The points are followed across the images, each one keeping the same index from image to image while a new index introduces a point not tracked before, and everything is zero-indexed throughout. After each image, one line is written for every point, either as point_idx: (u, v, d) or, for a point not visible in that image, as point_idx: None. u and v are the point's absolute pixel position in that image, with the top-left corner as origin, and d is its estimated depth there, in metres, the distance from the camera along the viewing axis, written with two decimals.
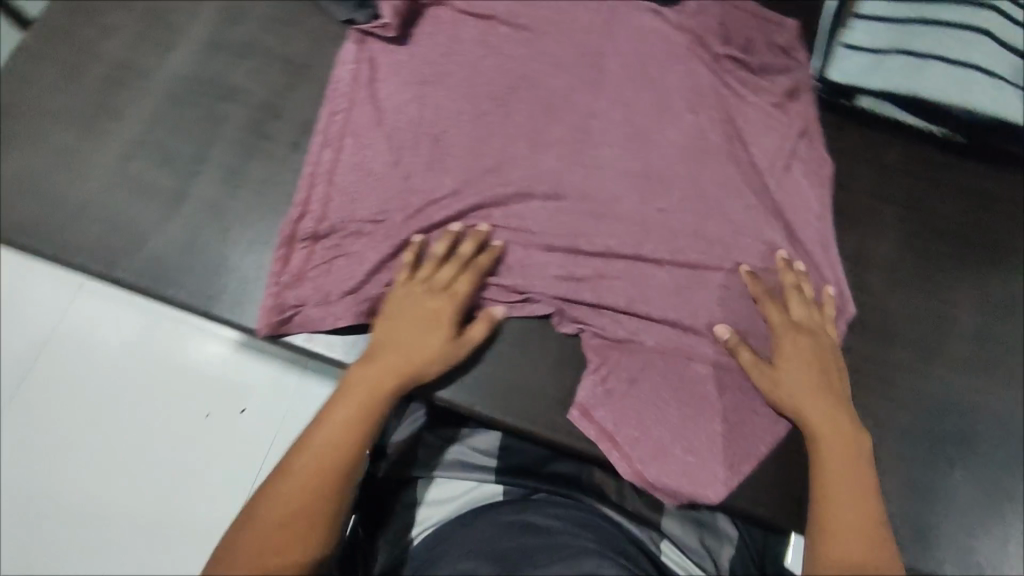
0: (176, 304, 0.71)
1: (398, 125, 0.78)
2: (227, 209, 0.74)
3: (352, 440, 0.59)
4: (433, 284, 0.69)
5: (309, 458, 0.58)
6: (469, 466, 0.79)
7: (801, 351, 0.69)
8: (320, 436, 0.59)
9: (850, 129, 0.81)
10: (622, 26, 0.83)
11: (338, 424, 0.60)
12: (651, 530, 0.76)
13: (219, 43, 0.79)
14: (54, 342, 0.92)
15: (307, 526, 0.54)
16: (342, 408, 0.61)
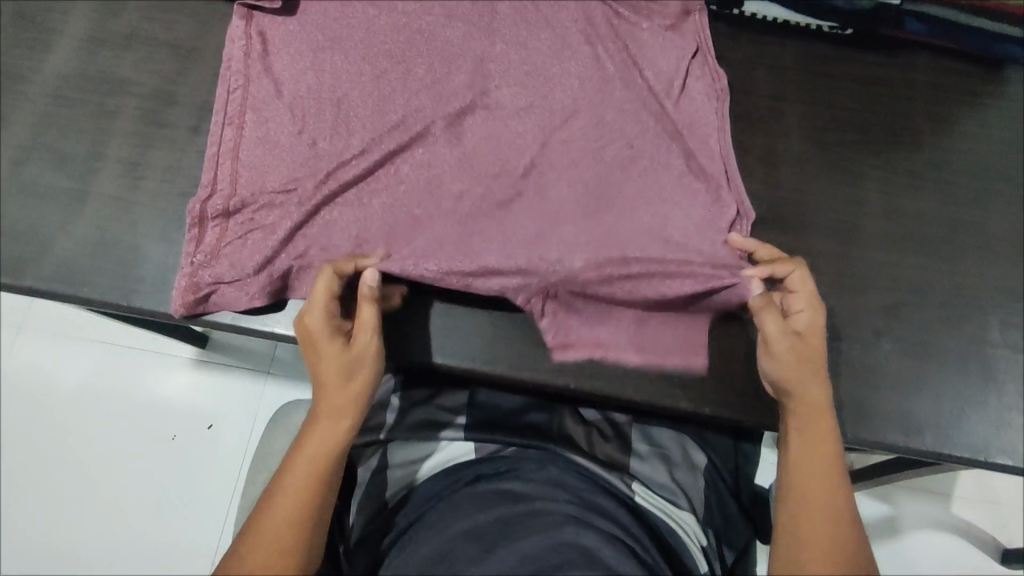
0: (91, 303, 0.70)
1: (298, 95, 0.74)
2: (129, 201, 0.73)
3: (308, 508, 0.55)
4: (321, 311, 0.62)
5: (266, 535, 0.53)
6: (439, 425, 0.78)
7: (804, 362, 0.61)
8: (273, 509, 0.54)
9: (743, 37, 0.83)
10: None
11: (288, 494, 0.55)
12: (622, 473, 0.75)
13: (102, 42, 0.79)
14: (44, 381, 1.11)
15: None
16: (290, 474, 0.56)
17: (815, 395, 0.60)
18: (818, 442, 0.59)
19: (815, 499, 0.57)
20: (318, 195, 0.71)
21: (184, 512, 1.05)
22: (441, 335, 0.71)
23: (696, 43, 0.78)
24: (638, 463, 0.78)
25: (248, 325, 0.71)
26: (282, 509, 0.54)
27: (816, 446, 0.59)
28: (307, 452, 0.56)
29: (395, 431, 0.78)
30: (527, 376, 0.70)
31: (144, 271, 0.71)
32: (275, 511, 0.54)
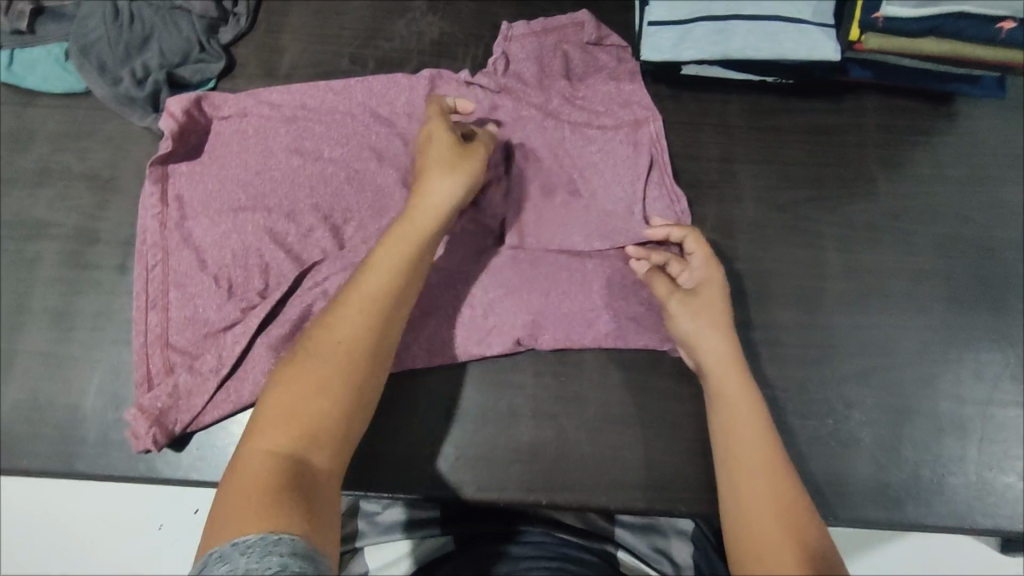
0: (32, 472, 0.67)
1: (226, 244, 0.69)
2: (63, 354, 0.70)
3: (370, 335, 0.56)
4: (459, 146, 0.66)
5: (316, 361, 0.53)
6: (414, 523, 0.69)
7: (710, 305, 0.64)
8: (328, 335, 0.55)
9: (685, 97, 0.80)
10: None
11: (350, 321, 0.55)
12: (606, 543, 0.69)
13: (16, 182, 0.75)
14: None
15: (342, 375, 0.53)
16: (376, 269, 0.58)
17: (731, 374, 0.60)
18: (734, 426, 0.58)
19: (743, 492, 0.54)
20: (259, 346, 0.67)
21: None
22: (409, 475, 0.68)
23: (649, 157, 0.74)
24: (621, 529, 0.73)
25: (199, 478, 0.67)
26: (370, 292, 0.57)
27: (737, 441, 0.57)
28: (375, 283, 0.58)
29: (370, 537, 0.69)
30: (502, 496, 0.67)
31: (84, 431, 0.68)
32: (325, 331, 0.55)
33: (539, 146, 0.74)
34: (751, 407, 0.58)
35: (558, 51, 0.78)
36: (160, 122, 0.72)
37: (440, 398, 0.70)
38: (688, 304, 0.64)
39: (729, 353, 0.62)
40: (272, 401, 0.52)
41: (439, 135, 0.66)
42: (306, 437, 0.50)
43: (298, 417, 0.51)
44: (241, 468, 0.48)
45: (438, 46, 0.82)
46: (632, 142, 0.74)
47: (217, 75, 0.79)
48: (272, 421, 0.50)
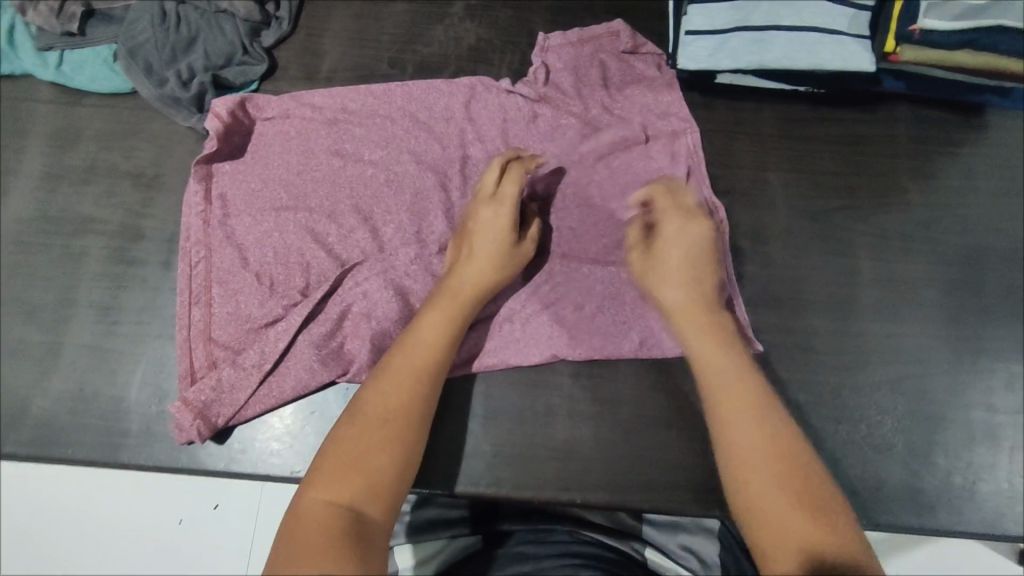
0: (78, 461, 0.68)
1: (269, 243, 0.71)
2: (107, 346, 0.72)
3: (417, 396, 0.58)
4: (498, 198, 0.67)
5: (372, 422, 0.55)
6: (442, 522, 0.65)
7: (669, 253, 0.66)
8: (378, 397, 0.57)
9: (718, 106, 0.81)
10: None
11: (398, 383, 0.58)
12: (632, 540, 0.65)
13: (64, 178, 0.77)
14: None
15: (393, 432, 0.55)
16: (419, 332, 0.62)
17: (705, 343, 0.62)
18: (721, 393, 0.58)
19: (733, 434, 0.55)
20: (302, 342, 0.68)
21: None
22: (446, 472, 0.69)
23: (686, 164, 0.75)
24: (649, 525, 0.68)
25: (239, 471, 0.69)
26: (414, 357, 0.60)
27: (727, 410, 0.57)
28: (422, 347, 0.61)
29: (404, 534, 0.64)
30: (538, 495, 0.68)
31: (128, 424, 0.69)
32: (375, 391, 0.57)
33: (577, 152, 0.75)
34: (726, 354, 0.60)
35: (595, 60, 0.80)
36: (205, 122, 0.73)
37: (476, 396, 0.71)
38: (645, 264, 0.67)
39: (690, 302, 0.64)
40: (327, 457, 0.53)
41: (502, 208, 0.67)
42: (361, 488, 0.51)
43: (354, 469, 0.52)
44: (297, 520, 0.50)
45: (475, 52, 0.84)
46: (669, 150, 0.76)
47: (260, 77, 0.81)
48: (327, 476, 0.52)
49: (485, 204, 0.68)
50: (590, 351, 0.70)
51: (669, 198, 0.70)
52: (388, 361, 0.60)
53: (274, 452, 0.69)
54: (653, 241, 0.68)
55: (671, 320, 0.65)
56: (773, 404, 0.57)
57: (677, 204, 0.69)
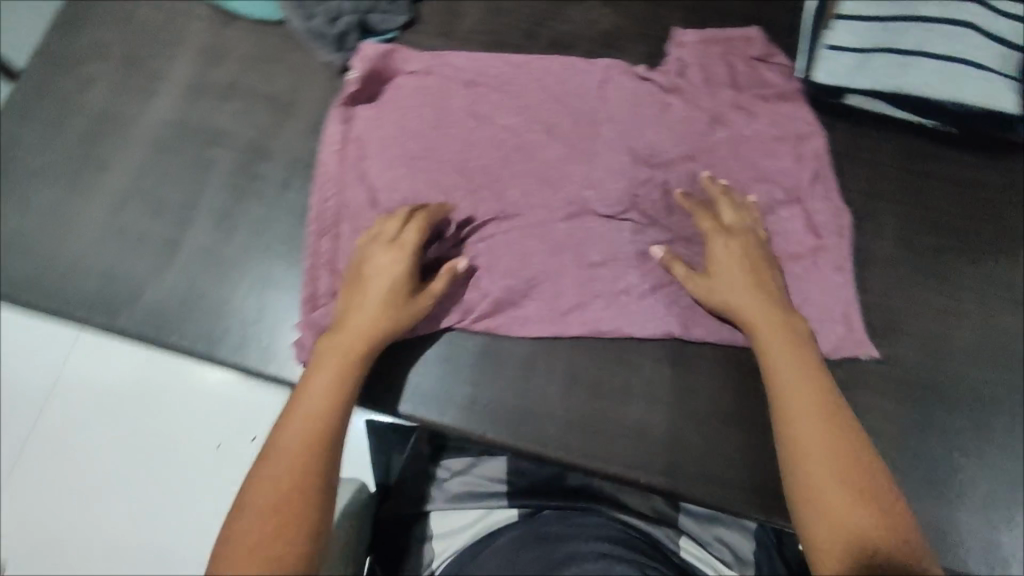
0: (180, 350, 0.73)
1: (396, 183, 0.75)
2: (222, 251, 0.75)
3: (317, 456, 0.54)
4: (395, 242, 0.67)
5: (267, 489, 0.51)
6: (481, 494, 0.69)
7: (731, 258, 0.67)
8: (276, 457, 0.53)
9: (841, 127, 0.81)
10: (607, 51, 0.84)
11: (294, 444, 0.54)
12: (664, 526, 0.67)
13: (206, 90, 0.81)
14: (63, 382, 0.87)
15: (286, 505, 0.51)
16: (311, 389, 0.58)
17: (776, 344, 0.62)
18: (786, 389, 0.58)
19: (800, 444, 0.55)
20: (412, 278, 0.72)
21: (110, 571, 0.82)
22: (519, 428, 0.70)
23: (812, 171, 0.78)
24: (684, 515, 0.69)
25: None
26: (305, 419, 0.55)
27: (794, 406, 0.57)
28: (308, 405, 0.57)
29: (442, 501, 0.69)
30: (605, 467, 0.69)
31: (231, 326, 0.73)
32: (272, 458, 0.53)
33: (688, 150, 0.78)
34: (808, 374, 0.59)
35: (725, 61, 0.82)
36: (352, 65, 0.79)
37: (558, 361, 0.72)
38: (708, 281, 0.67)
39: (766, 311, 0.64)
40: (236, 538, 0.49)
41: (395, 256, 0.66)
42: (268, 566, 0.48)
43: (262, 548, 0.48)
44: None
45: (607, 38, 0.86)
46: (795, 152, 0.79)
47: (399, 27, 0.84)
48: (237, 562, 0.48)
49: (383, 249, 0.66)
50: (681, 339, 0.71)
51: (709, 214, 0.71)
52: (288, 418, 0.56)
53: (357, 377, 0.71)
54: (709, 260, 0.69)
55: (745, 327, 0.65)
56: (839, 407, 0.57)
57: (722, 224, 0.70)
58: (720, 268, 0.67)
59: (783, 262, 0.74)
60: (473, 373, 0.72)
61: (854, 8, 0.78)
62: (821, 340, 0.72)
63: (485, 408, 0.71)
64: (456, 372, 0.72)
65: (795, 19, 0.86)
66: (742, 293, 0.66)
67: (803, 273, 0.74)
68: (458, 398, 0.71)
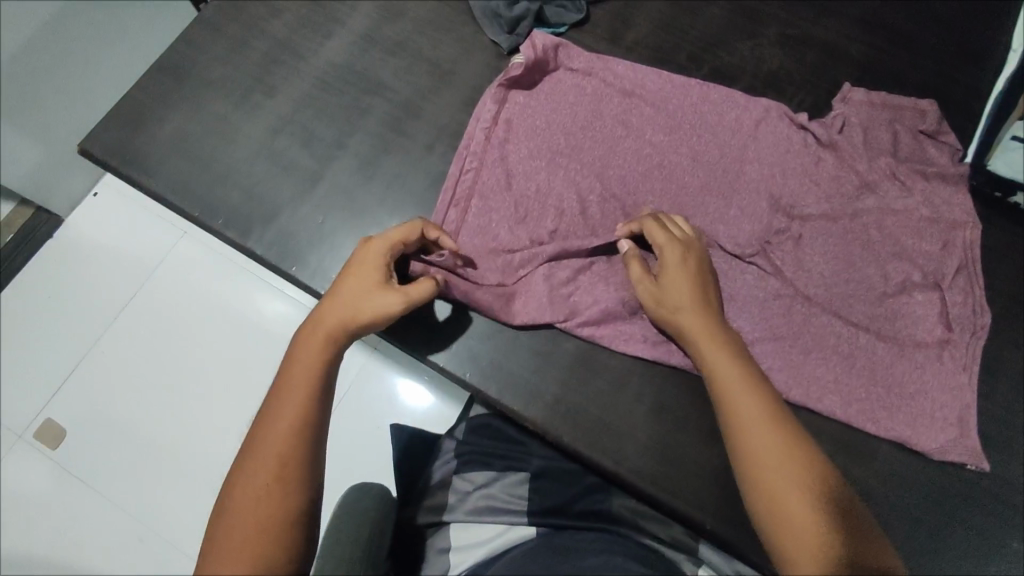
0: (297, 280, 0.76)
1: (534, 172, 0.77)
2: (356, 197, 0.79)
3: (294, 441, 0.55)
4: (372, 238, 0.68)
5: (253, 477, 0.53)
6: (500, 510, 0.70)
7: (679, 286, 0.64)
8: (260, 445, 0.55)
9: (1001, 223, 0.76)
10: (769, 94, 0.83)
11: (273, 429, 0.55)
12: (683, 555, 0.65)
13: (376, 43, 0.85)
14: (156, 275, 1.12)
15: (278, 474, 0.53)
16: (298, 364, 0.59)
17: (736, 377, 0.58)
18: (750, 434, 0.55)
19: (765, 471, 0.53)
20: (529, 267, 0.73)
21: (204, 452, 1.04)
22: (595, 439, 0.70)
23: (959, 261, 0.73)
24: (706, 549, 0.67)
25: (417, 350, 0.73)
26: (292, 396, 0.57)
27: (758, 454, 0.53)
28: (290, 386, 0.57)
29: (459, 512, 0.70)
30: (672, 501, 0.68)
31: None
32: (263, 434, 0.55)
33: (830, 207, 0.75)
34: (757, 394, 0.57)
35: (891, 126, 0.78)
36: (520, 46, 0.80)
37: (650, 385, 0.71)
38: (656, 294, 0.65)
39: (704, 325, 0.62)
40: (224, 531, 0.51)
41: (372, 264, 0.64)
42: (254, 547, 0.50)
43: (246, 534, 0.51)
44: None
45: (773, 77, 0.84)
46: (943, 237, 0.74)
47: (570, 24, 0.86)
48: (224, 553, 0.50)
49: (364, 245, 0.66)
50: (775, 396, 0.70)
51: (654, 225, 0.68)
52: (268, 406, 0.57)
53: (451, 348, 0.73)
54: (659, 267, 0.66)
55: (688, 344, 0.63)
56: (799, 446, 0.54)
57: (666, 232, 0.67)
58: (671, 296, 0.64)
59: (905, 347, 0.71)
60: (566, 374, 0.72)
61: None
62: (929, 437, 0.68)
63: (568, 411, 0.71)
64: (549, 368, 0.72)
65: (976, 102, 0.81)
66: (703, 326, 0.62)
67: (925, 363, 0.70)
68: (544, 393, 0.71)
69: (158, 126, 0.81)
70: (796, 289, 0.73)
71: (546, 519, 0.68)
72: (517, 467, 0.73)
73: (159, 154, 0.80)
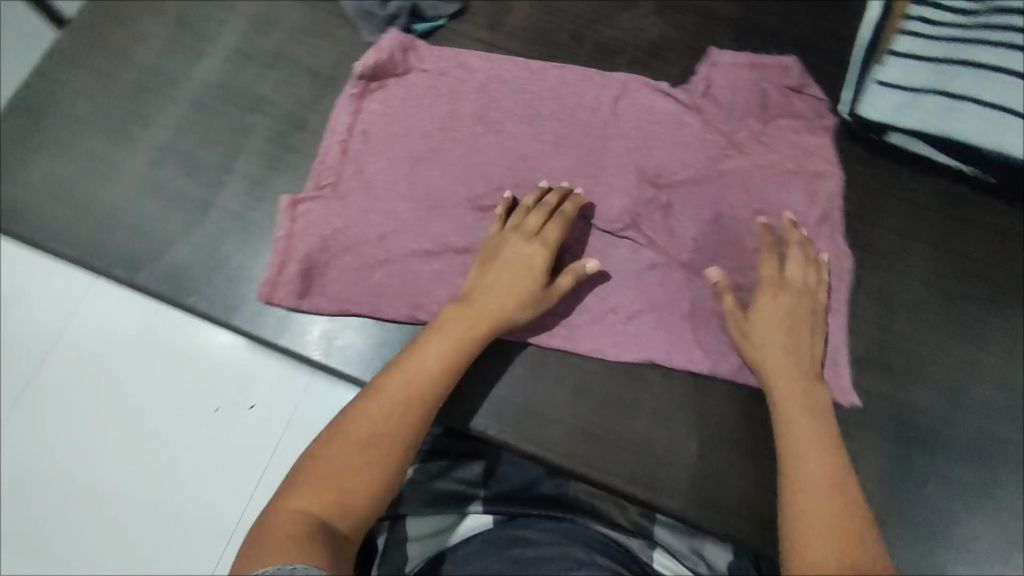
0: (195, 311, 0.74)
1: (429, 174, 0.77)
2: (249, 218, 0.77)
3: (391, 420, 0.57)
4: (523, 231, 0.69)
5: (345, 438, 0.56)
6: (457, 499, 0.70)
7: (776, 317, 0.66)
8: (390, 387, 0.59)
9: (879, 163, 0.79)
10: (650, 66, 0.84)
11: (380, 409, 0.58)
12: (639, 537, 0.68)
13: (251, 56, 0.82)
14: None
15: (381, 444, 0.56)
16: (423, 355, 0.62)
17: (817, 422, 0.60)
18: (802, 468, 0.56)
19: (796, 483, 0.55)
20: (430, 271, 0.74)
21: None
22: (517, 428, 0.71)
23: (822, 210, 0.76)
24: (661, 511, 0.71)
25: (330, 363, 0.73)
26: (407, 377, 0.60)
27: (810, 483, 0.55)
28: (409, 372, 0.60)
29: (415, 504, 0.69)
30: (601, 476, 0.69)
31: (247, 291, 0.74)
32: (368, 411, 0.57)
33: (720, 168, 0.78)
34: (817, 426, 0.60)
35: (758, 87, 0.80)
36: (363, 54, 0.81)
37: (569, 364, 0.73)
38: (744, 325, 0.67)
39: (786, 361, 0.64)
40: (327, 449, 0.55)
41: (531, 263, 0.67)
42: (335, 502, 0.52)
43: (330, 487, 0.53)
44: (270, 523, 0.51)
45: (654, 46, 0.85)
46: (807, 189, 0.77)
47: (449, 15, 0.85)
48: (306, 487, 0.53)
49: (498, 236, 0.70)
50: (685, 362, 0.72)
51: (773, 254, 0.70)
52: (377, 385, 0.59)
53: (365, 358, 0.73)
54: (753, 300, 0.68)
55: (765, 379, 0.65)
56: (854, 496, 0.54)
57: (778, 270, 0.69)
58: (758, 327, 0.66)
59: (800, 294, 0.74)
60: (484, 369, 0.73)
61: (907, 44, 0.76)
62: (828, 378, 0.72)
63: (490, 405, 0.72)
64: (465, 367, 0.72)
65: (845, 50, 0.84)
66: (790, 364, 0.64)
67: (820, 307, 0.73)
68: (466, 389, 0.72)
69: (27, 173, 0.77)
70: (693, 253, 0.75)
71: (503, 506, 0.68)
72: (473, 454, 0.73)
73: (34, 200, 0.76)
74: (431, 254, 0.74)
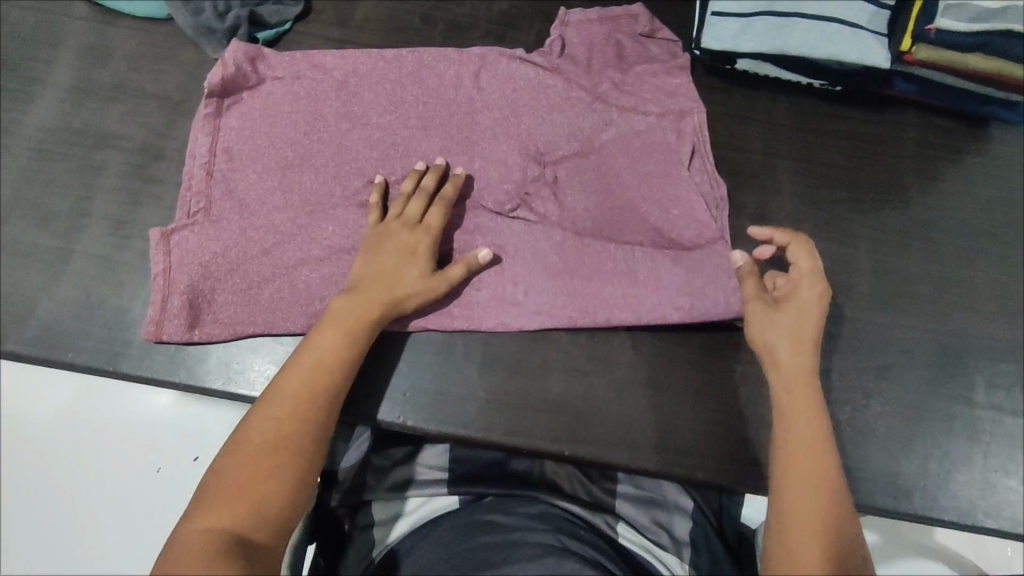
0: (77, 367, 0.70)
1: (300, 180, 0.75)
2: (118, 259, 0.73)
3: (294, 424, 0.55)
4: (404, 219, 0.69)
5: (247, 446, 0.53)
6: (421, 482, 0.67)
7: (801, 319, 0.62)
8: (288, 388, 0.57)
9: (734, 92, 0.83)
10: (505, 36, 0.85)
11: (280, 413, 0.55)
12: (604, 513, 0.65)
13: (89, 92, 0.78)
14: None
15: (285, 446, 0.54)
16: (318, 349, 0.60)
17: (810, 406, 0.58)
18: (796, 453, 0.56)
19: (795, 468, 0.55)
20: (319, 276, 0.72)
21: None
22: (434, 414, 0.71)
23: (691, 144, 0.77)
24: (622, 483, 0.71)
25: (235, 390, 0.71)
26: (303, 376, 0.57)
27: (797, 470, 0.55)
28: (306, 371, 0.58)
29: (381, 488, 0.67)
30: (527, 442, 0.70)
31: (131, 335, 0.71)
32: (269, 416, 0.55)
33: (588, 122, 0.79)
34: (814, 416, 0.58)
35: (612, 40, 0.81)
36: (209, 72, 0.77)
37: (474, 339, 0.73)
38: (770, 313, 0.63)
39: (801, 355, 0.61)
40: (228, 460, 0.53)
41: (411, 244, 0.67)
42: (246, 513, 0.50)
43: (241, 498, 0.50)
44: (176, 547, 0.48)
45: (505, 17, 0.86)
46: (675, 128, 0.78)
47: (293, 18, 0.83)
48: (210, 504, 0.50)
49: (381, 225, 0.69)
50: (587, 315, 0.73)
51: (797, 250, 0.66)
52: (271, 391, 0.57)
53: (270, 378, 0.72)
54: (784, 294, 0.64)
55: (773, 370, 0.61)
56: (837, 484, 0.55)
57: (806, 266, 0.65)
58: (785, 318, 0.62)
59: (683, 230, 0.75)
60: (392, 364, 0.72)
61: None
62: None
63: (406, 396, 0.71)
64: (376, 367, 0.72)
65: None
66: (802, 359, 0.61)
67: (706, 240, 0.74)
68: (377, 387, 0.71)
69: None
70: (576, 209, 0.76)
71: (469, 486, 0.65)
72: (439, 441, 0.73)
73: None
74: (317, 259, 0.72)
